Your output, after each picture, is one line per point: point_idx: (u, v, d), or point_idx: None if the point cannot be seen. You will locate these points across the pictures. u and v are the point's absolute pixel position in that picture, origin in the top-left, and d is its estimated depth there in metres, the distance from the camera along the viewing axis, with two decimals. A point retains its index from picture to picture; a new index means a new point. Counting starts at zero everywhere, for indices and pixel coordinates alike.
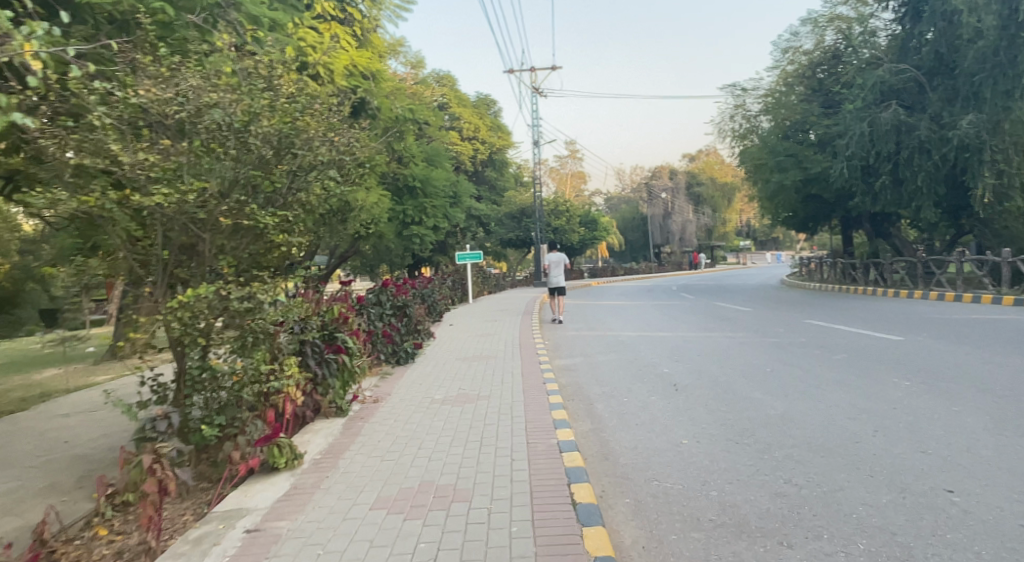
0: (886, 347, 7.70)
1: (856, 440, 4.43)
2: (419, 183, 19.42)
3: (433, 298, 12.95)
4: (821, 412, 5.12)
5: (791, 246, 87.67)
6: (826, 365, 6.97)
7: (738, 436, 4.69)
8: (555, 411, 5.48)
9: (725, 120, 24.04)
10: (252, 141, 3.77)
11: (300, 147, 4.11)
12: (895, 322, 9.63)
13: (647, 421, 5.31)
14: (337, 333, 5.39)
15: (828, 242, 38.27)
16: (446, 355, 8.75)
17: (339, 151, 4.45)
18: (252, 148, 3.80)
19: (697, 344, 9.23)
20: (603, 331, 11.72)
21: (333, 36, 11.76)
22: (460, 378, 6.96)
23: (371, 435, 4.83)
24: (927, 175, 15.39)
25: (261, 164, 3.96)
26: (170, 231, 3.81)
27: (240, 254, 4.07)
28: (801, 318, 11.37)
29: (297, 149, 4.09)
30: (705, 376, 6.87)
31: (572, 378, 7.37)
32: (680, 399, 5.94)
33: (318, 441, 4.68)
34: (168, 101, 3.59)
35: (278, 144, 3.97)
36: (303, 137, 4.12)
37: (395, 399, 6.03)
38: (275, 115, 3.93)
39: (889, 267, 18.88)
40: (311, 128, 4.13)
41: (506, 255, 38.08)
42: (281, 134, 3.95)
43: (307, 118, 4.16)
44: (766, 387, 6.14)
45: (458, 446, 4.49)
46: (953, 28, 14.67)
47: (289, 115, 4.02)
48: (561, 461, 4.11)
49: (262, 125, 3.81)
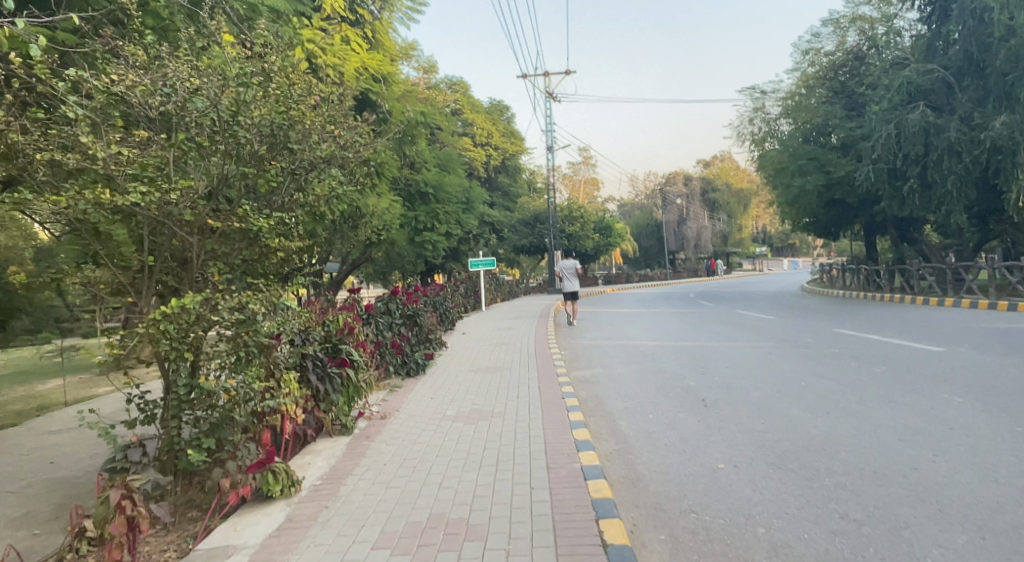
0: (928, 359, 7.23)
1: (914, 466, 3.99)
2: (432, 189, 19.12)
3: (445, 306, 12.57)
4: (869, 433, 4.69)
5: (807, 253, 86.61)
6: (865, 378, 6.52)
7: (781, 461, 4.26)
8: (576, 430, 5.06)
9: (743, 124, 23.59)
10: (242, 133, 3.38)
11: (296, 141, 3.67)
12: (933, 332, 9.14)
13: (677, 442, 4.89)
14: (341, 346, 5.01)
15: (848, 248, 37.51)
16: (459, 366, 8.36)
17: (346, 150, 4.04)
18: (243, 142, 3.42)
19: (722, 354, 8.79)
20: (622, 340, 11.27)
21: (345, 38, 11.52)
22: (473, 392, 6.56)
23: (377, 457, 4.45)
24: (957, 178, 14.81)
25: (254, 161, 3.58)
26: (156, 235, 3.46)
27: (232, 261, 3.72)
28: (830, 327, 10.90)
29: (293, 143, 3.66)
30: (735, 390, 6.44)
31: (592, 391, 6.94)
32: (711, 417, 5.51)
33: (319, 463, 4.31)
34: (151, 91, 3.25)
35: (272, 137, 3.55)
36: (301, 131, 3.70)
37: (404, 415, 5.64)
38: (268, 104, 3.45)
39: (916, 274, 18.28)
40: (308, 119, 3.67)
41: (519, 262, 37.73)
42: (275, 125, 3.50)
43: (305, 108, 3.68)
44: (804, 403, 5.70)
45: (471, 471, 4.09)
46: (984, 26, 14.10)
47: (283, 104, 3.54)
48: (586, 491, 3.69)
49: (254, 115, 3.40)
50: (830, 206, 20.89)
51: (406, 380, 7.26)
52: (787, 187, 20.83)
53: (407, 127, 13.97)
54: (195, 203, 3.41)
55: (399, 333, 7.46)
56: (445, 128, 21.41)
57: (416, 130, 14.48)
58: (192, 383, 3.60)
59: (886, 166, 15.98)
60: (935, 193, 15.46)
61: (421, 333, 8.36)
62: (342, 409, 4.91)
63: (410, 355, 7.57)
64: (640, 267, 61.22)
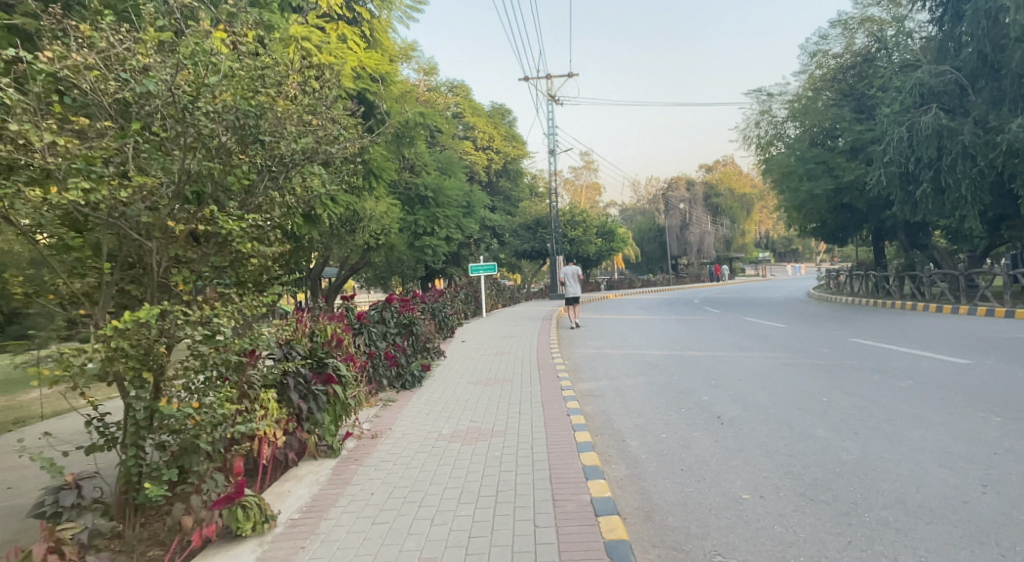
0: (955, 371, 6.82)
1: (963, 499, 3.57)
2: (432, 193, 18.75)
3: (444, 313, 12.16)
4: (906, 459, 4.28)
5: (810, 258, 86.26)
6: (892, 394, 6.11)
7: (812, 492, 3.86)
8: (583, 452, 4.63)
9: (749, 127, 23.20)
10: (201, 121, 2.93)
11: (267, 132, 3.25)
12: (954, 342, 8.72)
13: (694, 467, 4.46)
14: (327, 360, 4.58)
15: (853, 254, 37.13)
16: (457, 377, 7.93)
17: (332, 144, 3.67)
18: (204, 131, 2.97)
19: (735, 365, 8.37)
20: (628, 348, 10.84)
21: (341, 36, 11.15)
22: (470, 407, 6.14)
23: (364, 485, 4.03)
24: (972, 182, 14.36)
25: (221, 154, 3.16)
26: (113, 239, 3.03)
27: (200, 268, 3.30)
28: (844, 336, 10.48)
29: (263, 134, 3.24)
30: (752, 406, 6.03)
31: (599, 406, 6.53)
32: (729, 438, 5.09)
33: (300, 492, 3.89)
34: (107, 77, 2.84)
35: (238, 127, 3.11)
36: (271, 120, 3.27)
37: (396, 434, 5.22)
38: (231, 89, 3.05)
39: (927, 280, 17.86)
40: (276, 105, 3.22)
41: (521, 267, 37.33)
42: (242, 112, 3.06)
43: (273, 93, 3.25)
44: (828, 422, 5.28)
45: (468, 503, 3.67)
46: (998, 26, 13.68)
47: (249, 88, 3.14)
48: (598, 531, 3.25)
49: (212, 101, 2.96)
50: (839, 210, 20.46)
51: (400, 394, 6.84)
52: (794, 191, 20.44)
53: (406, 129, 13.62)
54: (156, 202, 2.99)
55: (394, 344, 7.06)
56: (446, 131, 21.06)
57: (415, 133, 14.11)
58: (152, 405, 3.18)
59: (898, 170, 15.60)
60: (948, 197, 14.94)
61: (417, 344, 7.97)
62: (328, 429, 4.48)
63: (405, 366, 7.17)
64: (642, 272, 60.78)
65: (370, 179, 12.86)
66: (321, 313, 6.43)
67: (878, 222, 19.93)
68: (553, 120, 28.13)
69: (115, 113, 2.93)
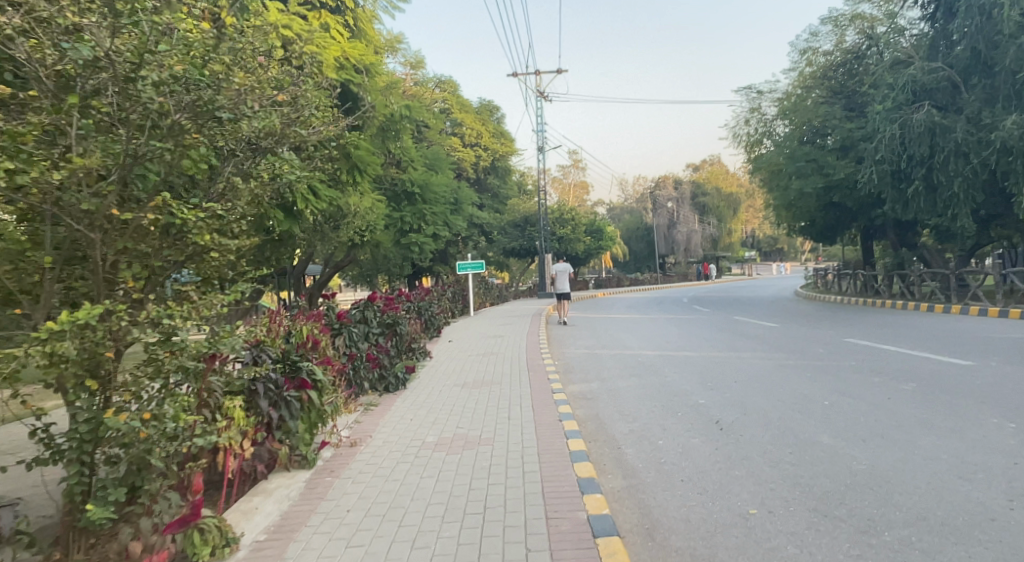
0: (958, 373, 6.62)
1: (990, 515, 3.32)
2: (418, 189, 18.37)
3: (431, 312, 11.80)
4: (922, 470, 4.03)
5: (796, 257, 86.67)
6: (896, 397, 5.87)
7: (825, 506, 3.59)
8: (577, 462, 4.33)
9: (739, 124, 23.00)
10: (144, 92, 2.59)
11: (225, 106, 2.86)
12: (952, 342, 8.54)
13: (695, 477, 4.19)
14: (301, 363, 4.25)
15: (840, 254, 37.21)
16: (442, 379, 7.59)
17: (298, 127, 3.60)
18: (147, 103, 2.62)
19: (730, 366, 8.11)
20: (618, 348, 10.56)
21: (324, 25, 10.78)
22: (457, 412, 5.83)
23: (340, 501, 3.72)
24: (964, 180, 14.22)
25: (174, 135, 2.75)
26: (52, 229, 2.68)
27: (154, 262, 2.94)
28: (839, 336, 10.29)
29: (220, 110, 2.84)
30: (751, 410, 5.76)
31: (590, 409, 6.25)
32: (730, 444, 4.82)
33: (269, 509, 3.58)
34: (43, 46, 2.49)
35: (191, 101, 2.74)
36: (230, 96, 2.91)
37: (376, 441, 4.90)
38: (179, 51, 2.73)
39: (917, 279, 17.77)
40: (233, 74, 2.90)
41: (509, 265, 37.01)
42: (194, 81, 2.74)
43: (226, 63, 2.96)
44: (833, 428, 5.04)
45: (453, 521, 3.37)
46: (992, 23, 13.56)
47: (199, 54, 2.83)
48: (597, 554, 2.95)
49: (159, 63, 2.64)
50: (829, 209, 20.33)
51: (383, 398, 6.49)
52: (784, 189, 20.29)
53: (390, 122, 13.28)
54: (99, 188, 2.64)
55: (376, 345, 6.71)
56: (433, 126, 20.68)
57: (400, 127, 13.78)
58: (97, 416, 2.80)
59: (891, 168, 15.44)
60: (941, 194, 14.80)
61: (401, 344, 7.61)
62: (302, 437, 4.16)
63: (389, 368, 6.82)
64: (629, 271, 60.65)
65: (351, 173, 12.58)
66: (299, 311, 6.07)
67: (867, 221, 19.82)
68: (542, 117, 27.83)
69: (57, 89, 2.58)
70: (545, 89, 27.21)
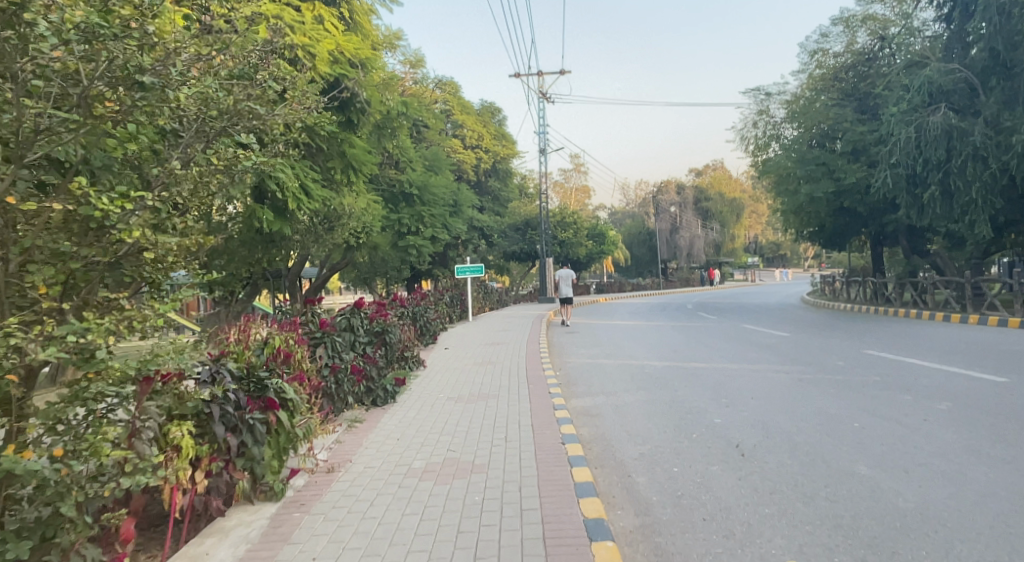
0: (995, 391, 6.09)
1: None
2: (417, 190, 17.86)
3: (427, 317, 11.26)
4: (981, 511, 3.48)
5: (798, 263, 86.01)
6: (933, 418, 5.33)
7: (874, 557, 3.06)
8: (583, 495, 3.79)
9: (747, 127, 22.49)
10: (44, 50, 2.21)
11: (149, 70, 2.56)
12: (980, 356, 8.00)
13: (718, 516, 3.65)
14: (267, 382, 3.71)
15: (846, 261, 36.65)
16: (434, 392, 7.04)
17: (257, 104, 3.14)
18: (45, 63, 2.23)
19: (744, 381, 7.58)
20: (624, 358, 10.02)
21: (317, 16, 10.30)
22: (449, 432, 5.30)
23: (306, 545, 3.17)
24: (982, 186, 13.68)
25: (85, 109, 2.41)
26: None
27: (71, 263, 2.39)
28: (856, 347, 9.77)
29: (144, 73, 2.54)
30: (774, 433, 5.23)
31: (595, 429, 5.69)
32: (754, 475, 4.29)
33: (223, 554, 3.04)
34: None
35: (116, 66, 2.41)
36: (157, 55, 2.61)
37: (356, 467, 4.36)
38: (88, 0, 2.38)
39: (930, 288, 17.26)
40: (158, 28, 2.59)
41: (510, 269, 36.50)
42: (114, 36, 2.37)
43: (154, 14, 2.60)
44: (870, 455, 4.50)
45: None
46: (1012, 22, 13.06)
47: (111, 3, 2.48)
48: None
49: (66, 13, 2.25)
50: (839, 214, 19.81)
51: (367, 413, 5.97)
52: (792, 193, 19.78)
53: (384, 119, 12.77)
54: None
55: (363, 355, 6.16)
56: (432, 126, 20.19)
57: (397, 125, 13.28)
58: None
59: (906, 171, 14.92)
60: (957, 199, 14.27)
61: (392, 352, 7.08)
62: (268, 465, 3.64)
63: (378, 379, 6.31)
64: (631, 277, 60.10)
65: (344, 171, 12.08)
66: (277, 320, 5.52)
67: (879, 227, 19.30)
68: (544, 119, 27.37)
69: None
70: (547, 91, 26.75)
